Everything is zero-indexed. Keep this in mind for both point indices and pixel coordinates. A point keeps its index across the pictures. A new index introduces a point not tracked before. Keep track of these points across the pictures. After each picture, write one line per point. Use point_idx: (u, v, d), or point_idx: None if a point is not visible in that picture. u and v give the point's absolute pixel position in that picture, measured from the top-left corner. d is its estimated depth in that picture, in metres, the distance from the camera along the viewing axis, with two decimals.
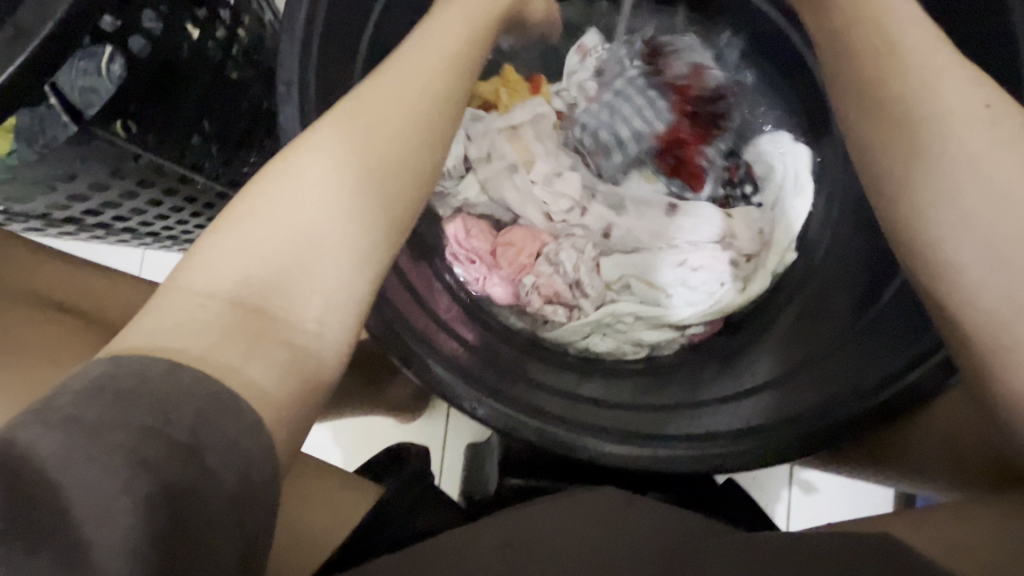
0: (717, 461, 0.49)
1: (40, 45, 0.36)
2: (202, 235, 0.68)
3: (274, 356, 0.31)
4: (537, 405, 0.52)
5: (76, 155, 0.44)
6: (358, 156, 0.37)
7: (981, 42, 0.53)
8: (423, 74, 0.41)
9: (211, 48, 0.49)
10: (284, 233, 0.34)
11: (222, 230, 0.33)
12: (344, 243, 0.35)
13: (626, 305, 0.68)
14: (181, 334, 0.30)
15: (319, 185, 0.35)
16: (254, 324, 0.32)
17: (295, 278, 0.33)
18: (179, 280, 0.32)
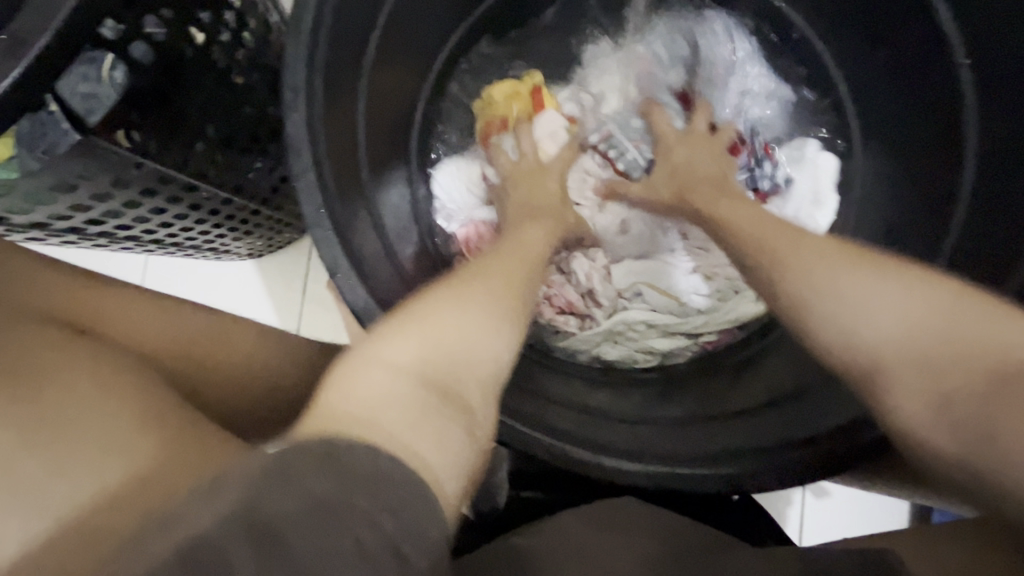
0: (737, 482, 0.48)
1: (43, 49, 0.35)
2: (207, 241, 0.67)
3: (451, 442, 0.32)
4: (546, 419, 0.51)
5: (77, 164, 0.43)
6: (492, 278, 0.42)
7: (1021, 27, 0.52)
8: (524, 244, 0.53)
9: (215, 53, 0.48)
10: (447, 335, 0.36)
11: (390, 329, 0.35)
12: (495, 347, 0.38)
13: (637, 312, 0.68)
14: (375, 407, 0.31)
15: (488, 301, 0.40)
16: (438, 408, 0.32)
17: (462, 374, 0.35)
18: (372, 359, 0.33)
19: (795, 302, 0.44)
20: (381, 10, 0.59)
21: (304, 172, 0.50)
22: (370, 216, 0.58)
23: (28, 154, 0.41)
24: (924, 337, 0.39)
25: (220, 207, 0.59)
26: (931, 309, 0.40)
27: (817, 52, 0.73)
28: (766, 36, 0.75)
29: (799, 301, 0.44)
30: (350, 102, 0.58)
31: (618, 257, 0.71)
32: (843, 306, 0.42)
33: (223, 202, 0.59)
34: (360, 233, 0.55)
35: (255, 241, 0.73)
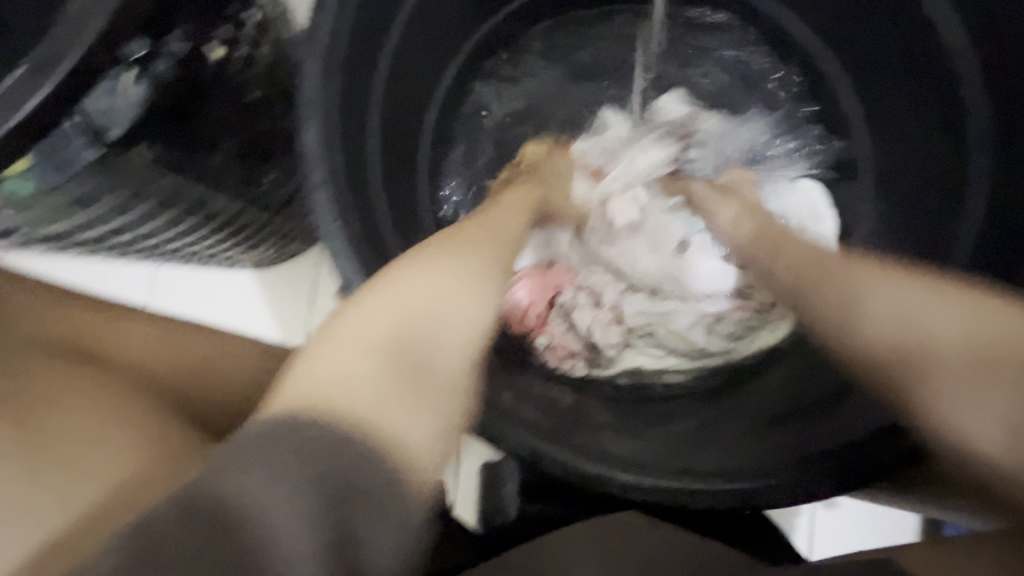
0: (752, 498, 0.47)
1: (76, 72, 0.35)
2: (220, 251, 0.67)
3: (428, 408, 0.35)
4: (563, 433, 0.51)
5: (96, 176, 0.44)
6: (473, 256, 0.42)
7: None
8: (508, 219, 0.52)
9: (233, 69, 0.49)
10: (416, 313, 0.37)
11: (363, 305, 0.37)
12: (470, 319, 0.39)
13: (648, 358, 0.68)
14: (343, 381, 0.33)
15: (451, 273, 0.40)
16: (404, 379, 0.34)
17: (430, 347, 0.36)
18: (338, 335, 0.35)
19: (846, 326, 0.43)
20: (398, 19, 0.60)
21: (318, 187, 0.50)
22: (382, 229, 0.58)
23: (48, 168, 0.41)
24: (973, 347, 0.38)
25: (232, 219, 0.60)
26: (973, 322, 0.39)
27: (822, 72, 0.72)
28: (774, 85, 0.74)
29: (842, 313, 0.44)
30: (361, 117, 0.58)
31: (627, 291, 0.71)
32: (874, 312, 0.42)
33: (236, 213, 0.59)
34: (373, 247, 0.55)
35: (265, 251, 0.73)
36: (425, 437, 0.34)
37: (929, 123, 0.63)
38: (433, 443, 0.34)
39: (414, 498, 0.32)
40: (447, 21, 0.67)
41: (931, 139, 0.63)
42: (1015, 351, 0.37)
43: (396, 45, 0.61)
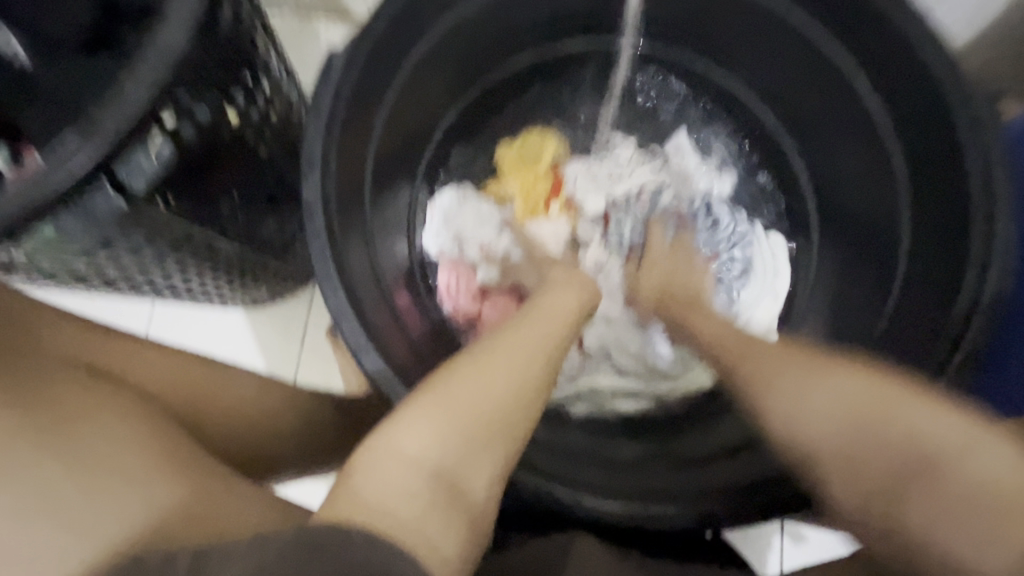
0: (704, 516, 0.53)
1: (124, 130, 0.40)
2: (218, 291, 0.72)
3: (448, 530, 0.38)
4: (533, 461, 0.56)
5: (121, 224, 0.48)
6: (515, 367, 0.45)
7: (935, 110, 0.61)
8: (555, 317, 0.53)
9: (245, 131, 0.55)
10: (462, 430, 0.40)
11: (413, 417, 0.40)
12: (501, 441, 0.42)
13: (603, 377, 0.76)
14: (384, 507, 0.37)
15: (496, 387, 0.43)
16: (437, 504, 0.38)
17: (466, 466, 0.40)
18: (383, 448, 0.39)
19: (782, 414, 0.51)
20: (395, 85, 0.68)
21: (316, 233, 0.56)
22: (372, 273, 0.65)
23: (69, 216, 0.44)
24: (853, 420, 0.47)
25: (237, 258, 0.65)
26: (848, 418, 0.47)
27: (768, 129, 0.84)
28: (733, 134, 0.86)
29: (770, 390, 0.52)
30: (357, 170, 0.65)
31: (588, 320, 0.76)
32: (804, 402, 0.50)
33: (239, 255, 0.65)
34: (361, 288, 0.60)
35: (260, 289, 0.79)
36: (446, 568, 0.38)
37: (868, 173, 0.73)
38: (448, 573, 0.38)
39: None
40: (436, 88, 0.76)
41: (872, 186, 0.73)
42: (875, 423, 0.46)
43: (390, 106, 0.69)
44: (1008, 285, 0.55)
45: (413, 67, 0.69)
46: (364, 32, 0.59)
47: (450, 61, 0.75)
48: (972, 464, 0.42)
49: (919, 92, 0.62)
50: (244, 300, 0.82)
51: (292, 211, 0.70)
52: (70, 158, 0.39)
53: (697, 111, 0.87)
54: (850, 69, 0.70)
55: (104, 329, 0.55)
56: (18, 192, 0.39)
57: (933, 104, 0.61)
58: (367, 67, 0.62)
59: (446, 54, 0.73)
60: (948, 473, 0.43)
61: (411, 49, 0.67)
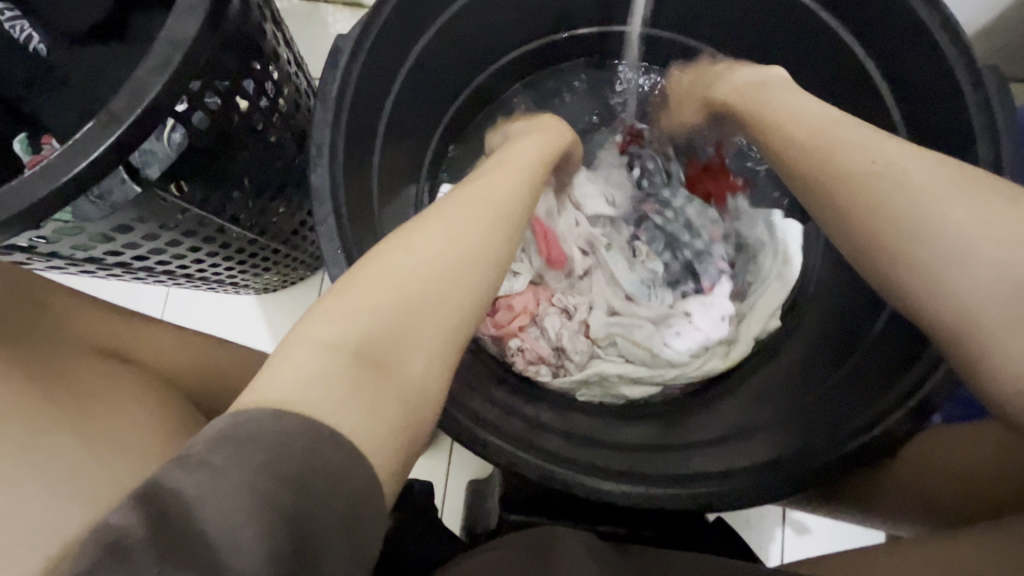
0: (707, 500, 0.54)
1: (139, 116, 0.41)
2: (231, 277, 0.74)
3: (382, 411, 0.34)
4: (538, 444, 0.58)
5: (135, 211, 0.49)
6: (437, 244, 0.43)
7: (945, 98, 0.61)
8: (498, 197, 0.50)
9: (255, 118, 0.56)
10: (382, 307, 0.38)
11: (330, 306, 0.38)
12: (432, 317, 0.39)
13: (610, 363, 0.75)
14: (297, 389, 0.32)
15: (421, 262, 0.41)
16: (364, 384, 0.34)
17: (393, 342, 0.37)
18: (297, 337, 0.36)
19: (921, 234, 0.44)
20: (402, 72, 0.69)
21: (324, 220, 0.57)
22: None
23: (86, 202, 0.46)
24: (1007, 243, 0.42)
25: (248, 245, 0.67)
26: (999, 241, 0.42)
27: None
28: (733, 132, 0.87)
29: (904, 226, 0.45)
30: (365, 157, 0.66)
31: (593, 308, 0.78)
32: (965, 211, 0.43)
33: (249, 241, 0.66)
34: None
35: (271, 276, 0.80)
36: (377, 436, 0.33)
37: None
38: (389, 448, 0.34)
39: (354, 491, 0.30)
40: (444, 76, 0.77)
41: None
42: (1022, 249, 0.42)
43: (399, 93, 0.70)
44: None
45: (421, 55, 0.70)
46: (372, 21, 0.60)
47: (459, 47, 0.75)
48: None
49: (932, 78, 0.61)
50: (255, 287, 0.83)
51: (303, 199, 0.71)
52: (89, 143, 0.40)
53: None
54: (859, 53, 0.69)
55: (123, 312, 0.57)
56: (40, 177, 0.40)
57: (945, 92, 0.60)
58: (375, 56, 0.63)
59: (454, 40, 0.73)
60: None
61: (419, 37, 0.68)
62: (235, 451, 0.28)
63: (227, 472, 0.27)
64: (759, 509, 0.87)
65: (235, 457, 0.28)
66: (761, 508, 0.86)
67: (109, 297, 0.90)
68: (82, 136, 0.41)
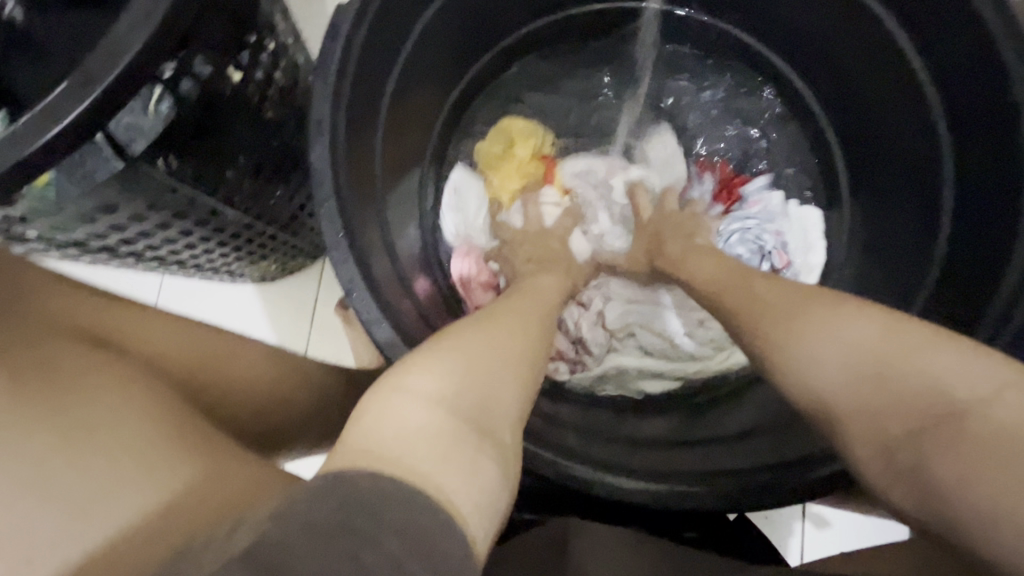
0: (733, 497, 0.51)
1: (120, 77, 0.37)
2: (227, 265, 0.70)
3: (480, 470, 0.34)
4: (552, 440, 0.54)
5: (121, 187, 0.45)
6: (512, 324, 0.46)
7: (987, 72, 0.57)
8: (537, 293, 0.57)
9: (249, 90, 0.52)
10: (476, 368, 0.39)
11: (425, 360, 0.38)
12: (515, 389, 0.41)
13: (628, 357, 0.73)
14: (401, 442, 0.32)
15: (500, 335, 0.44)
16: (468, 441, 0.35)
17: (485, 406, 0.38)
18: (394, 391, 0.36)
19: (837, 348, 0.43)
20: (406, 47, 0.64)
21: (325, 201, 0.53)
22: (384, 243, 0.63)
23: (62, 178, 0.42)
24: (868, 368, 0.41)
25: (244, 231, 0.63)
26: (860, 367, 0.41)
27: (795, 90, 0.81)
28: (754, 104, 0.83)
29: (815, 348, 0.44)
30: (367, 136, 0.62)
31: (609, 299, 0.74)
32: (812, 373, 0.43)
33: (245, 225, 0.62)
34: (373, 258, 0.58)
35: (269, 264, 0.77)
36: (478, 499, 0.33)
37: (909, 141, 0.69)
38: (480, 510, 0.33)
39: (456, 543, 0.29)
40: (449, 52, 0.73)
41: (910, 149, 0.69)
42: (896, 364, 0.40)
43: (401, 69, 0.65)
44: None
45: (425, 28, 0.66)
46: None
47: (466, 21, 0.71)
48: (994, 412, 0.36)
49: (973, 50, 0.57)
50: (251, 276, 0.80)
51: (301, 180, 0.67)
52: (64, 107, 0.36)
53: (716, 85, 0.83)
54: (889, 23, 0.65)
55: (110, 298, 0.53)
56: (8, 142, 0.36)
57: (988, 65, 0.56)
58: (378, 27, 0.59)
59: (460, 14, 0.69)
60: (971, 423, 0.37)
61: (423, 8, 0.64)
62: (313, 505, 0.28)
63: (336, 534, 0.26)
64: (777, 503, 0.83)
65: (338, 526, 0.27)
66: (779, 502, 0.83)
67: (102, 283, 0.86)
68: (57, 100, 0.37)
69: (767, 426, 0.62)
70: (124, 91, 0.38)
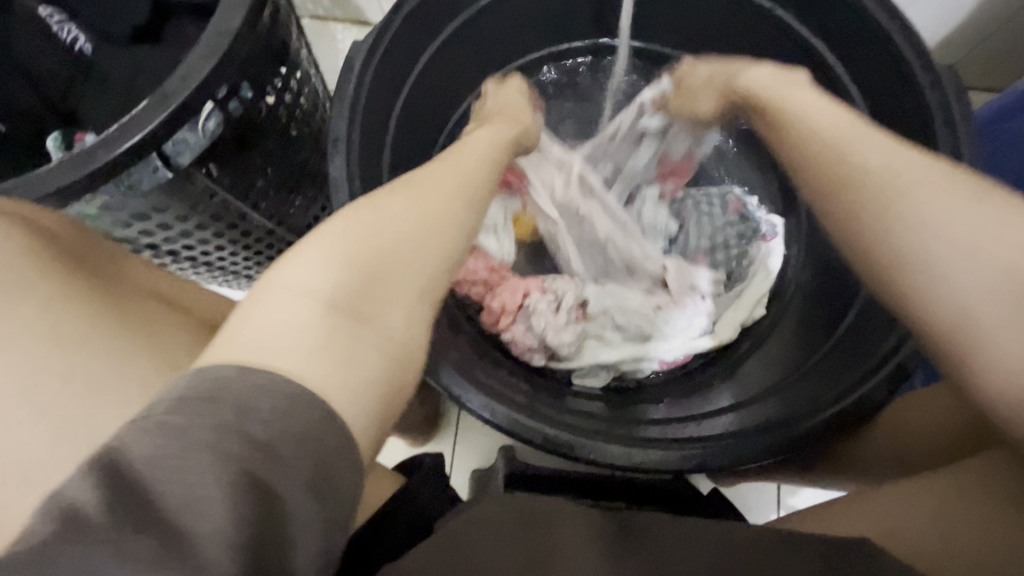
0: (701, 459, 0.58)
1: (185, 98, 0.46)
2: (247, 269, 0.77)
3: (360, 358, 0.36)
4: (550, 415, 0.61)
5: (171, 191, 0.54)
6: (413, 202, 0.45)
7: (909, 96, 0.67)
8: (465, 168, 0.54)
9: (280, 111, 0.61)
10: (361, 255, 0.39)
11: (304, 252, 0.39)
12: (414, 271, 0.42)
13: (607, 350, 0.78)
14: (274, 337, 0.34)
15: (396, 225, 0.42)
16: (344, 330, 0.36)
17: (367, 289, 0.39)
18: (266, 292, 0.36)
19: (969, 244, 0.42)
20: (411, 76, 0.74)
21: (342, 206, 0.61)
22: None
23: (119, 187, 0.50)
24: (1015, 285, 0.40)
25: (266, 237, 0.71)
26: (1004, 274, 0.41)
27: None
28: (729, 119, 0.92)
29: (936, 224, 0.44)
30: (376, 152, 0.70)
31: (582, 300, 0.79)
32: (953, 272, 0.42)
33: (267, 231, 0.70)
34: None
35: None
36: (362, 391, 0.35)
37: None
38: (375, 402, 0.36)
39: (341, 446, 0.32)
40: (448, 84, 0.83)
41: None
42: None
43: (407, 97, 0.75)
44: None
45: (428, 62, 0.76)
46: (387, 28, 0.66)
47: (463, 57, 0.81)
48: None
49: (895, 78, 0.67)
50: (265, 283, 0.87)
51: (317, 193, 0.76)
52: (142, 120, 0.45)
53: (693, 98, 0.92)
54: (829, 58, 0.76)
55: None
56: (98, 148, 0.44)
57: (909, 91, 0.66)
58: (389, 61, 0.68)
59: (459, 50, 0.80)
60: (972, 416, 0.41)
61: (427, 45, 0.74)
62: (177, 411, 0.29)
63: (189, 433, 0.28)
64: (756, 494, 0.89)
65: (197, 417, 0.29)
66: (754, 492, 0.89)
67: None
68: (136, 115, 0.45)
69: (754, 399, 0.72)
70: (189, 108, 0.46)
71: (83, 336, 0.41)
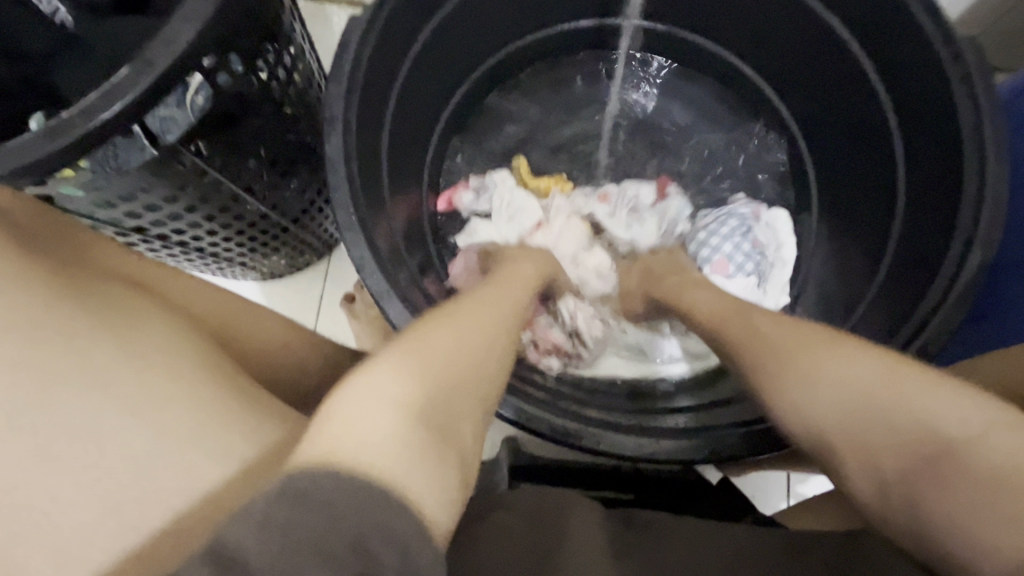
0: (712, 448, 0.56)
1: (169, 65, 0.43)
2: (242, 255, 0.75)
3: (443, 477, 0.36)
4: (560, 407, 0.58)
5: (157, 170, 0.51)
6: (474, 322, 0.48)
7: (928, 71, 0.64)
8: (510, 290, 0.59)
9: (273, 88, 0.58)
10: (439, 369, 0.41)
11: (392, 361, 0.39)
12: (476, 391, 0.43)
13: (620, 365, 0.79)
14: (375, 443, 0.33)
15: (465, 342, 0.45)
16: (432, 446, 0.36)
17: (443, 407, 0.39)
18: (358, 396, 0.36)
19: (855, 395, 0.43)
20: (410, 54, 0.71)
21: (338, 186, 0.58)
22: (389, 229, 0.68)
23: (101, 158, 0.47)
24: (858, 406, 0.44)
25: (260, 221, 0.68)
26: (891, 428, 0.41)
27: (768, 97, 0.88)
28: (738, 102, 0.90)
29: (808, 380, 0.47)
30: (374, 133, 0.67)
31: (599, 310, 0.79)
32: (806, 397, 0.46)
33: (261, 215, 0.67)
34: (383, 241, 0.64)
35: (278, 258, 0.82)
36: (440, 506, 0.35)
37: (867, 139, 0.77)
38: (444, 510, 0.35)
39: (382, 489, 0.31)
40: (448, 63, 0.80)
41: (870, 144, 0.76)
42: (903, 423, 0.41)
43: (406, 75, 0.72)
44: (1000, 227, 0.57)
45: (427, 39, 0.73)
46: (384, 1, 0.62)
47: (464, 34, 0.78)
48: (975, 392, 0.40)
49: (915, 53, 0.65)
50: (261, 271, 0.85)
51: (314, 176, 0.73)
52: (120, 89, 0.42)
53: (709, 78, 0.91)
54: (843, 34, 0.73)
55: None
56: (78, 117, 0.42)
57: (929, 66, 0.63)
58: (387, 36, 0.65)
59: (459, 28, 0.77)
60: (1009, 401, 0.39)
61: (426, 21, 0.71)
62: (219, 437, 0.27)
63: None
64: (765, 484, 0.87)
65: None
66: (764, 481, 0.87)
67: None
68: (117, 82, 0.42)
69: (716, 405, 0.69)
70: (172, 76, 0.44)
71: (64, 317, 0.38)
